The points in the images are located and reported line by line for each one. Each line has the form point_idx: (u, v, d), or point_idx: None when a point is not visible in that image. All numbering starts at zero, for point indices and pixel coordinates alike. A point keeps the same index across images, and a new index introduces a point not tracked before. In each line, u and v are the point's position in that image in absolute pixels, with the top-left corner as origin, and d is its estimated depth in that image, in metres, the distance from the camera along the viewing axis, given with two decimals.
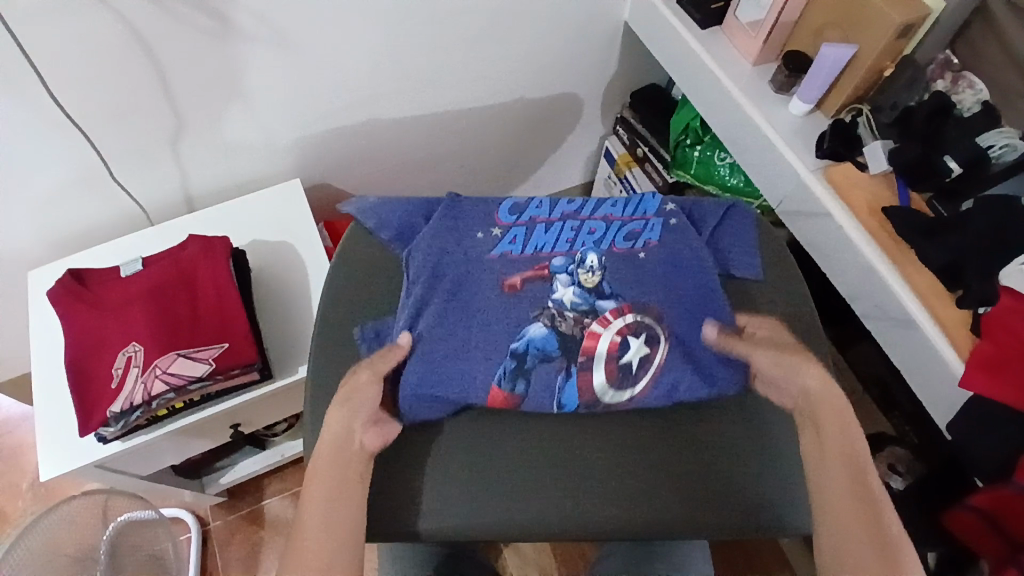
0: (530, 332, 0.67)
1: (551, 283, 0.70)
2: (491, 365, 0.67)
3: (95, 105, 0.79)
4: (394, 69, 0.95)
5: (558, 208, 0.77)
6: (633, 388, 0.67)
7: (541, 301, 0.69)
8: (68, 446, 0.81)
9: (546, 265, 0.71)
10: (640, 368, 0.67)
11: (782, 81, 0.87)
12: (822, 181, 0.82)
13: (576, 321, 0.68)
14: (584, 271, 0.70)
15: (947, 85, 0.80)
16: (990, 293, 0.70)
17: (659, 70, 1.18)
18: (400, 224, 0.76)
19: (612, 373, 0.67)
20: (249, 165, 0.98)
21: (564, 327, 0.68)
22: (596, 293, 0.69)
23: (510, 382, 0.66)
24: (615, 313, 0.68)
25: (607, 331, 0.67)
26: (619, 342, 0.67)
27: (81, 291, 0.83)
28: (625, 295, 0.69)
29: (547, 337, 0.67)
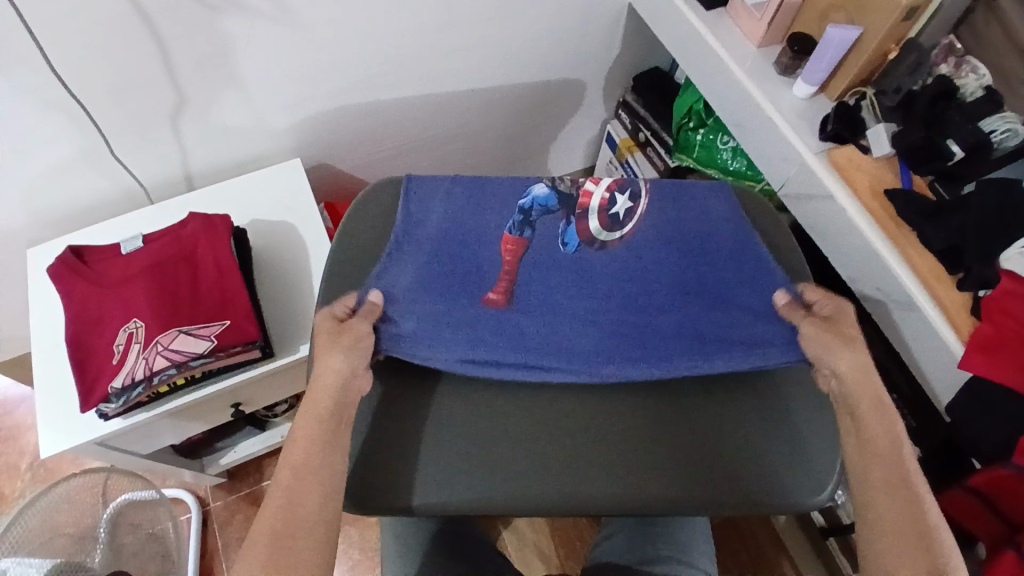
0: (535, 190, 0.76)
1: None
2: (503, 217, 0.75)
3: (97, 82, 0.79)
4: (397, 48, 0.94)
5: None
6: (622, 230, 0.76)
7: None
8: (70, 423, 0.81)
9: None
10: (626, 216, 0.76)
11: (786, 64, 0.87)
12: (825, 164, 0.83)
13: (573, 181, 0.77)
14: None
15: (950, 70, 0.79)
16: (989, 277, 0.71)
17: (662, 54, 1.18)
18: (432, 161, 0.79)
19: (604, 219, 0.75)
20: (252, 142, 0.98)
21: (563, 185, 0.77)
22: None
23: (519, 229, 0.75)
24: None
25: (599, 188, 0.77)
26: (608, 198, 0.76)
27: (82, 268, 0.83)
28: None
29: (551, 195, 0.76)
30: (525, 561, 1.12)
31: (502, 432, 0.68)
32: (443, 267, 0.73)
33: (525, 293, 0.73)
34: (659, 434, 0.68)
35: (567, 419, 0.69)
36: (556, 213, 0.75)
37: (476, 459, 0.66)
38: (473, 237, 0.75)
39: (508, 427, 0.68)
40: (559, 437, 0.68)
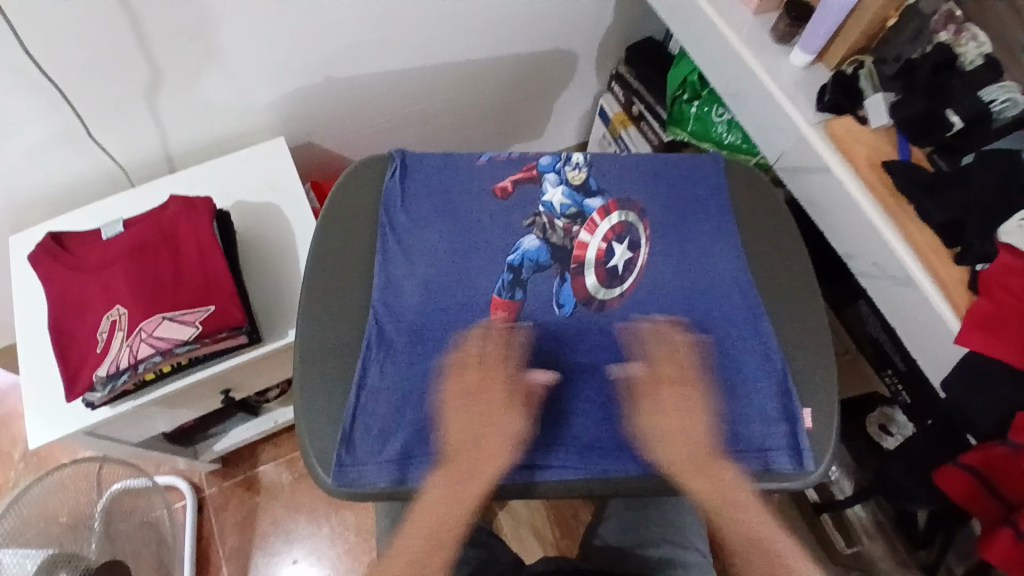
0: (524, 243, 0.75)
1: (540, 185, 0.78)
2: (492, 277, 0.74)
3: (72, 61, 0.76)
4: (380, 21, 0.91)
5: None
6: (622, 287, 0.74)
7: (532, 206, 0.77)
8: (57, 412, 0.79)
9: (534, 165, 0.80)
10: (626, 269, 0.75)
11: (783, 31, 0.84)
12: (822, 135, 0.80)
13: (566, 233, 0.76)
14: (571, 170, 0.80)
15: (950, 37, 0.76)
16: (989, 252, 0.69)
17: (655, 23, 1.14)
18: (422, 181, 0.78)
19: (602, 275, 0.74)
20: (233, 121, 0.95)
21: (555, 237, 0.76)
22: (583, 191, 0.78)
23: (509, 293, 0.73)
24: (603, 214, 0.77)
25: (595, 238, 0.76)
26: (605, 248, 0.75)
27: (62, 254, 0.81)
28: (612, 192, 0.79)
29: (542, 247, 0.75)
30: (521, 540, 1.12)
31: (501, 428, 0.68)
32: (432, 341, 0.71)
33: (517, 381, 0.70)
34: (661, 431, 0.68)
35: (566, 414, 0.69)
36: (548, 269, 0.74)
37: (478, 446, 0.67)
38: (462, 305, 0.73)
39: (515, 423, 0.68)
40: (558, 431, 0.68)
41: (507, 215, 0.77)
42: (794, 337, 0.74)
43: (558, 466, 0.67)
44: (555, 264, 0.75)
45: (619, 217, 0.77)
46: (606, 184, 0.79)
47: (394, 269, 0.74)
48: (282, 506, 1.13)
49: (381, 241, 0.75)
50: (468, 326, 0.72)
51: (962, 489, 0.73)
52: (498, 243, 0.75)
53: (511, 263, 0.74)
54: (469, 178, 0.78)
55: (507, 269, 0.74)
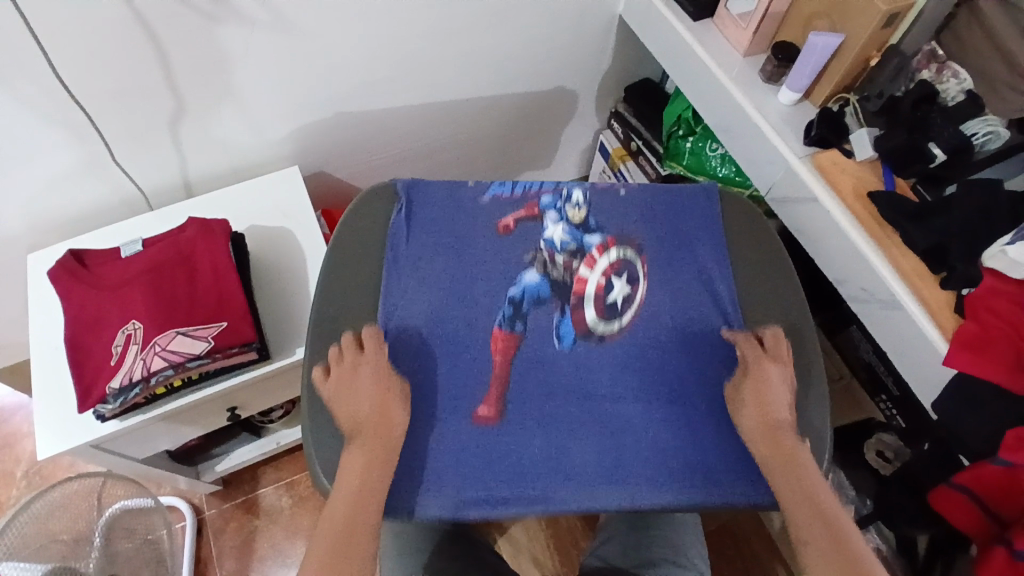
0: (526, 278, 0.78)
1: (541, 220, 0.82)
2: (493, 311, 0.77)
3: (101, 91, 0.81)
4: (391, 59, 0.97)
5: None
6: (621, 321, 0.77)
7: (534, 242, 0.81)
8: (68, 424, 0.81)
9: (535, 203, 0.83)
10: (624, 304, 0.78)
11: (771, 71, 0.89)
12: (810, 167, 0.84)
13: (566, 268, 0.79)
14: (571, 207, 0.83)
15: (932, 76, 0.81)
16: (974, 274, 0.72)
17: (652, 65, 1.20)
18: (424, 209, 0.82)
19: (601, 309, 0.77)
20: (249, 150, 1.00)
21: (556, 272, 0.79)
22: (583, 228, 0.82)
23: (511, 325, 0.76)
24: (601, 250, 0.81)
25: (594, 273, 0.79)
26: (604, 283, 0.79)
27: (81, 271, 0.84)
28: (610, 228, 0.82)
29: (543, 281, 0.78)
30: (521, 566, 1.12)
31: (502, 451, 0.70)
32: (435, 367, 0.73)
33: (517, 406, 0.72)
34: (659, 453, 0.71)
35: (565, 436, 0.71)
36: (548, 302, 0.78)
37: (485, 468, 0.69)
38: (463, 334, 0.75)
39: (516, 445, 0.70)
40: (558, 453, 0.70)
41: (509, 247, 0.80)
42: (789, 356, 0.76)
43: (563, 490, 0.68)
44: (554, 296, 0.78)
45: (617, 252, 0.81)
46: (603, 220, 0.83)
47: (398, 298, 0.77)
48: (282, 529, 1.14)
49: (386, 271, 0.78)
50: (470, 349, 0.75)
51: (968, 517, 0.75)
52: (500, 278, 0.79)
53: (513, 296, 0.78)
54: (470, 210, 0.82)
55: (508, 301, 0.77)
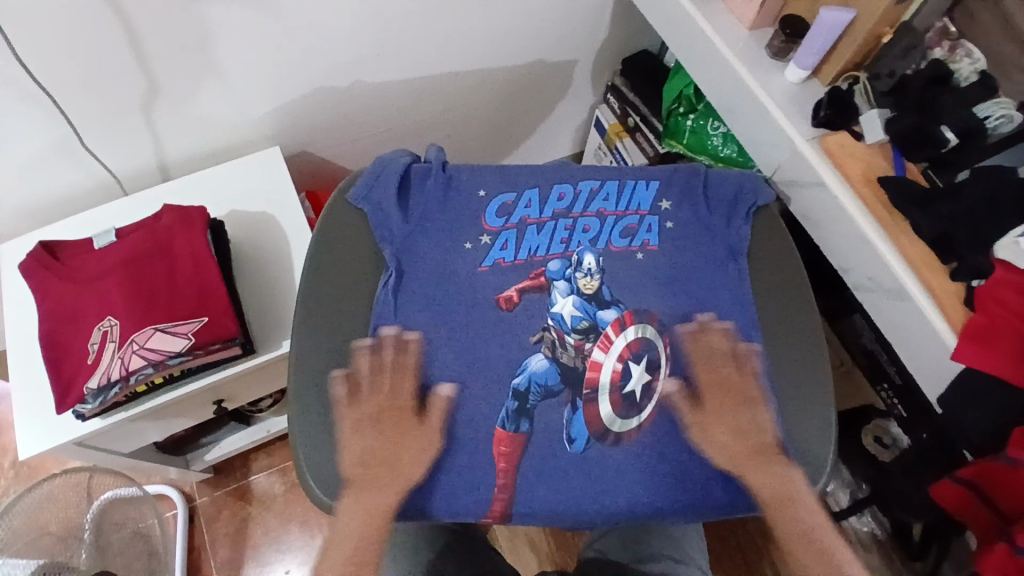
0: (531, 364, 0.71)
1: (549, 293, 0.74)
2: (495, 404, 0.70)
3: (67, 75, 0.76)
4: (376, 33, 0.91)
5: (548, 204, 0.79)
6: (639, 417, 0.71)
7: (541, 318, 0.73)
8: (47, 423, 0.79)
9: (541, 271, 0.75)
10: (644, 396, 0.72)
11: (779, 48, 0.84)
12: (817, 150, 0.81)
13: (577, 351, 0.72)
14: (581, 276, 0.75)
15: (945, 54, 0.77)
16: (983, 267, 0.69)
17: (651, 36, 1.15)
18: (417, 234, 0.76)
19: (618, 404, 0.71)
20: (228, 131, 0.95)
21: (565, 357, 0.72)
22: (596, 301, 0.74)
23: (515, 422, 0.70)
24: (617, 329, 0.73)
25: (609, 358, 0.72)
26: (621, 369, 0.72)
27: (54, 264, 0.80)
28: (626, 302, 0.74)
29: (550, 369, 0.71)
30: (517, 551, 1.12)
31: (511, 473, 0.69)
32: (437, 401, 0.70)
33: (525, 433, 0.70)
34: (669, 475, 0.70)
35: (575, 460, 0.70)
36: (557, 393, 0.71)
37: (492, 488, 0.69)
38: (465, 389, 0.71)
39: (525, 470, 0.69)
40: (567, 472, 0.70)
41: (513, 330, 0.73)
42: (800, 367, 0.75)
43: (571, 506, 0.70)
44: (566, 388, 0.71)
45: (634, 332, 0.73)
46: (618, 292, 0.75)
47: (393, 349, 0.72)
48: (276, 516, 1.13)
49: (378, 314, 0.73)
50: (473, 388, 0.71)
51: (963, 510, 0.74)
52: (504, 334, 0.73)
53: (518, 384, 0.71)
54: (469, 284, 0.75)
55: (513, 393, 0.70)
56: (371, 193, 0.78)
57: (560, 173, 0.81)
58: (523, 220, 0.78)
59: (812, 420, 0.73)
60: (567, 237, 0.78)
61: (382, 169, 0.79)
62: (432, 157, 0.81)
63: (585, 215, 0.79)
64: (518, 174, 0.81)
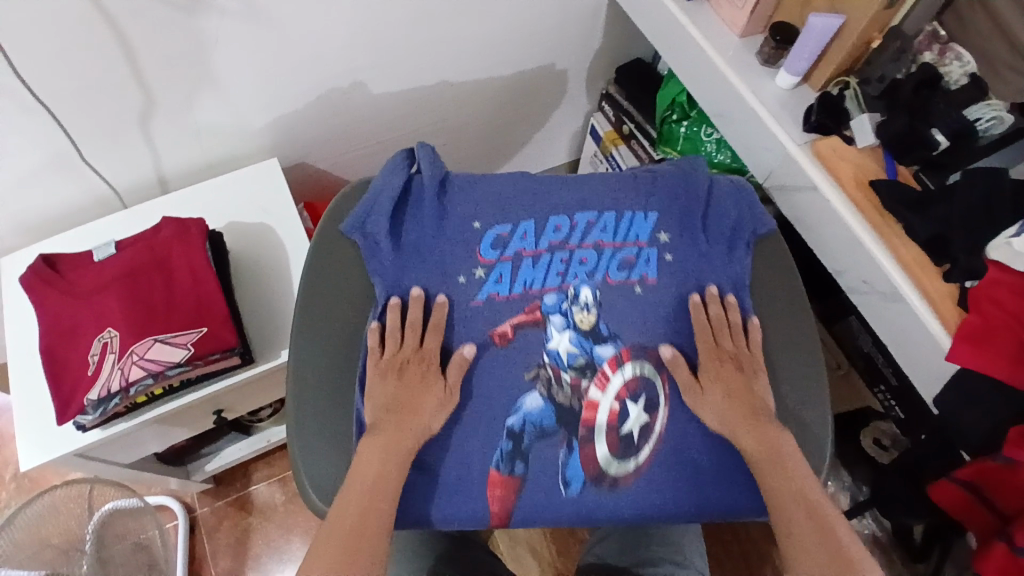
0: (526, 404, 0.69)
1: (545, 328, 0.72)
2: (489, 449, 0.69)
3: (65, 88, 0.77)
4: (372, 45, 0.92)
5: (544, 236, 0.76)
6: (637, 459, 0.70)
7: (536, 355, 0.71)
8: (48, 434, 0.79)
9: (537, 305, 0.72)
10: (642, 437, 0.70)
11: (769, 54, 0.85)
12: (809, 155, 0.81)
13: (573, 390, 0.70)
14: (578, 309, 0.72)
15: (935, 58, 0.78)
16: (977, 268, 0.70)
17: (644, 44, 1.16)
18: (405, 268, 0.73)
19: (615, 445, 0.69)
20: (226, 143, 0.96)
21: (561, 396, 0.70)
22: (593, 336, 0.71)
23: (509, 465, 0.69)
24: (615, 365, 0.71)
25: (607, 397, 0.70)
26: (618, 409, 0.70)
27: (55, 278, 0.81)
28: (624, 337, 0.72)
29: (545, 410, 0.70)
30: (518, 558, 1.12)
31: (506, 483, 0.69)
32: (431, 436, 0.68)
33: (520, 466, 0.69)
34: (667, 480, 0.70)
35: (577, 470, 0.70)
36: (551, 435, 0.69)
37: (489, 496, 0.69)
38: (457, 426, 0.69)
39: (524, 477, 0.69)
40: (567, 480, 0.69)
41: (507, 370, 0.70)
42: (798, 364, 0.76)
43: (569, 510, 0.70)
44: (562, 427, 0.70)
45: (633, 368, 0.71)
46: (616, 327, 0.72)
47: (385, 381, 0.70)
48: (276, 526, 1.13)
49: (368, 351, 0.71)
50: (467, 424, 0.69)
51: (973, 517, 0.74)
52: (498, 374, 0.70)
53: (512, 426, 0.69)
54: (461, 323, 0.72)
55: (506, 436, 0.69)
56: (365, 221, 0.75)
57: (556, 200, 0.77)
58: (518, 253, 0.75)
59: (806, 425, 0.73)
60: (564, 270, 0.74)
61: (375, 196, 0.76)
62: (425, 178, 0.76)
63: (584, 247, 0.75)
64: (514, 201, 0.77)
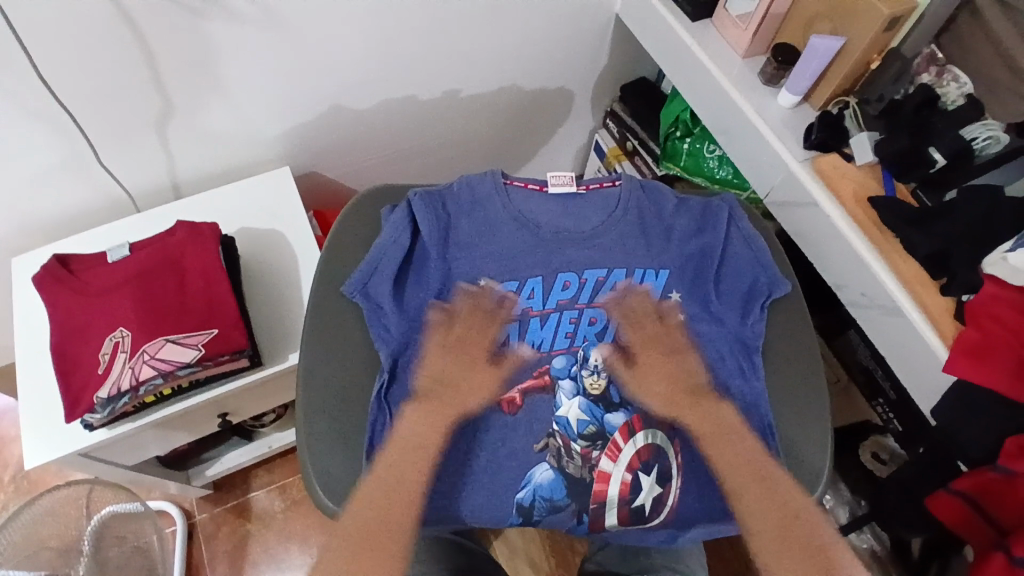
0: (536, 477, 0.69)
1: (554, 394, 0.72)
2: (502, 514, 0.69)
3: (85, 91, 0.79)
4: (385, 58, 0.95)
5: (552, 294, 0.75)
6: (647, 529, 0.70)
7: (545, 422, 0.71)
8: (55, 432, 0.80)
9: (546, 369, 0.73)
10: (653, 510, 0.70)
11: (771, 74, 0.88)
12: (810, 171, 0.84)
13: (584, 460, 0.70)
14: (587, 374, 0.73)
15: (932, 79, 0.81)
16: (975, 281, 0.72)
17: (649, 65, 1.19)
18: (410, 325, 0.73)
19: (625, 517, 0.70)
20: (240, 150, 0.98)
21: (572, 467, 0.70)
22: (603, 404, 0.72)
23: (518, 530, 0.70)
24: (626, 434, 0.70)
25: (618, 468, 0.69)
26: (630, 481, 0.69)
27: (67, 277, 0.82)
28: (635, 405, 0.72)
29: (556, 481, 0.69)
30: (517, 569, 1.12)
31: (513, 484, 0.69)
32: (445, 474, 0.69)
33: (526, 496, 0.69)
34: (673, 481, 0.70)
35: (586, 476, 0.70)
36: (562, 507, 0.69)
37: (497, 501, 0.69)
38: (469, 480, 0.70)
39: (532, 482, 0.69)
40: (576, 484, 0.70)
41: (518, 435, 0.71)
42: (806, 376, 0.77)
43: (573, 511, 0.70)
44: (573, 497, 0.69)
45: (644, 438, 0.70)
46: (627, 393, 0.72)
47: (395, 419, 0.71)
48: (275, 534, 1.12)
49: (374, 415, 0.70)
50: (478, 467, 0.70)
51: (967, 530, 0.76)
52: (512, 442, 0.71)
53: (522, 500, 0.69)
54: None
55: (516, 510, 0.69)
56: (369, 285, 0.74)
57: (564, 255, 0.75)
58: (526, 312, 0.74)
59: (809, 428, 0.74)
60: (573, 331, 0.75)
61: (376, 257, 0.74)
62: (429, 230, 0.74)
63: (592, 305, 0.75)
64: (521, 259, 0.75)
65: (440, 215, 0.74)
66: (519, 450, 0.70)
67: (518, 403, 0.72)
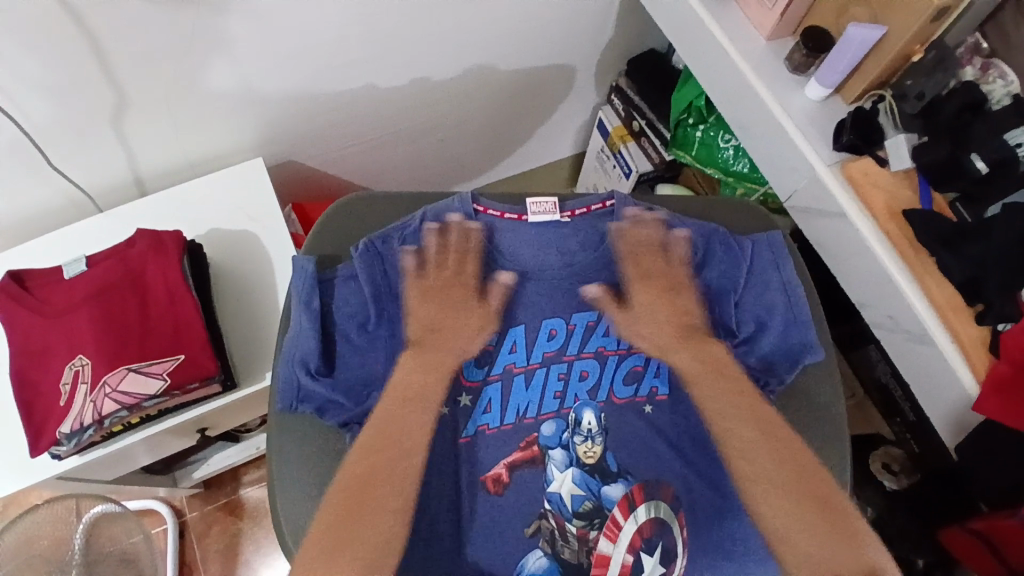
0: (528, 563, 0.64)
1: (544, 466, 0.67)
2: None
3: (25, 90, 0.70)
4: (363, 39, 0.84)
5: (537, 346, 0.70)
6: None
7: (537, 498, 0.66)
8: (23, 462, 0.75)
9: (534, 438, 0.67)
10: None
11: (800, 62, 0.78)
12: (838, 177, 0.75)
13: (581, 541, 0.65)
14: (580, 441, 0.68)
15: (976, 74, 0.70)
16: (1012, 313, 0.65)
17: (659, 34, 1.08)
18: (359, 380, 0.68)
19: None
20: (207, 142, 0.89)
21: (567, 551, 0.65)
22: (600, 474, 0.67)
23: None
24: (625, 509, 0.66)
25: (618, 549, 0.65)
26: (631, 563, 0.64)
27: (21, 295, 0.75)
28: (635, 473, 0.67)
29: (549, 570, 0.64)
30: None
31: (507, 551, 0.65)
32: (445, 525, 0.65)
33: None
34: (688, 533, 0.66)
35: (581, 555, 0.65)
36: None
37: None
38: (464, 533, 0.65)
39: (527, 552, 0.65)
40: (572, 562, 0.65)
41: (508, 518, 0.65)
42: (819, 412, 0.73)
43: None
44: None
45: (646, 512, 0.66)
46: (626, 461, 0.67)
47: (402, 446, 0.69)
48: (267, 532, 1.11)
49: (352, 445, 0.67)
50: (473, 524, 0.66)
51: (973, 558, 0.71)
52: (507, 508, 0.66)
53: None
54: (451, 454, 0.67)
55: None
56: (304, 386, 0.66)
57: (550, 301, 0.70)
58: (508, 369, 0.70)
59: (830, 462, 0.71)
60: (561, 389, 0.69)
61: (303, 351, 0.67)
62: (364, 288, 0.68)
63: (581, 357, 0.70)
64: (503, 304, 0.69)
65: (393, 263, 0.69)
66: (516, 508, 0.66)
67: (507, 479, 0.66)
